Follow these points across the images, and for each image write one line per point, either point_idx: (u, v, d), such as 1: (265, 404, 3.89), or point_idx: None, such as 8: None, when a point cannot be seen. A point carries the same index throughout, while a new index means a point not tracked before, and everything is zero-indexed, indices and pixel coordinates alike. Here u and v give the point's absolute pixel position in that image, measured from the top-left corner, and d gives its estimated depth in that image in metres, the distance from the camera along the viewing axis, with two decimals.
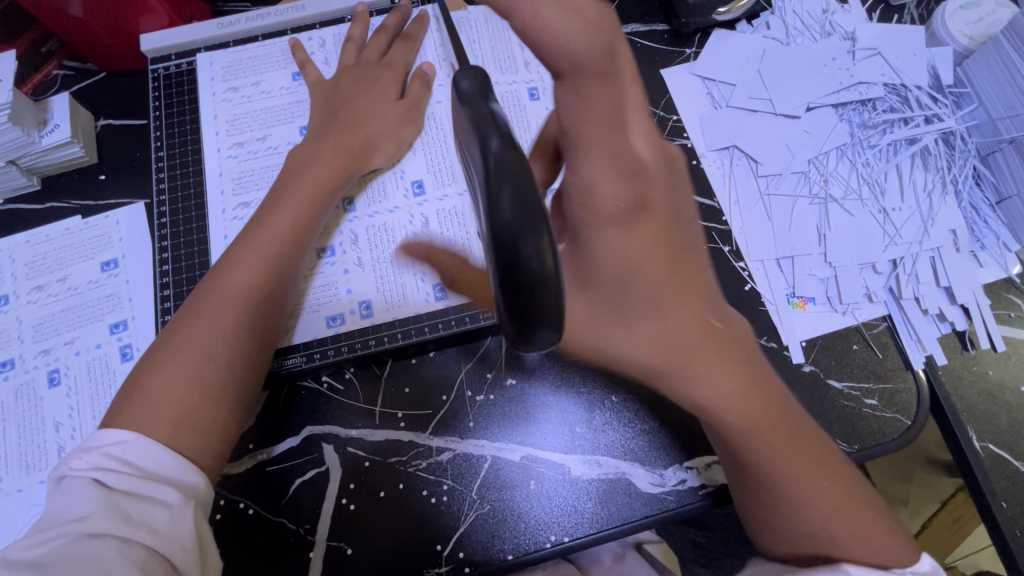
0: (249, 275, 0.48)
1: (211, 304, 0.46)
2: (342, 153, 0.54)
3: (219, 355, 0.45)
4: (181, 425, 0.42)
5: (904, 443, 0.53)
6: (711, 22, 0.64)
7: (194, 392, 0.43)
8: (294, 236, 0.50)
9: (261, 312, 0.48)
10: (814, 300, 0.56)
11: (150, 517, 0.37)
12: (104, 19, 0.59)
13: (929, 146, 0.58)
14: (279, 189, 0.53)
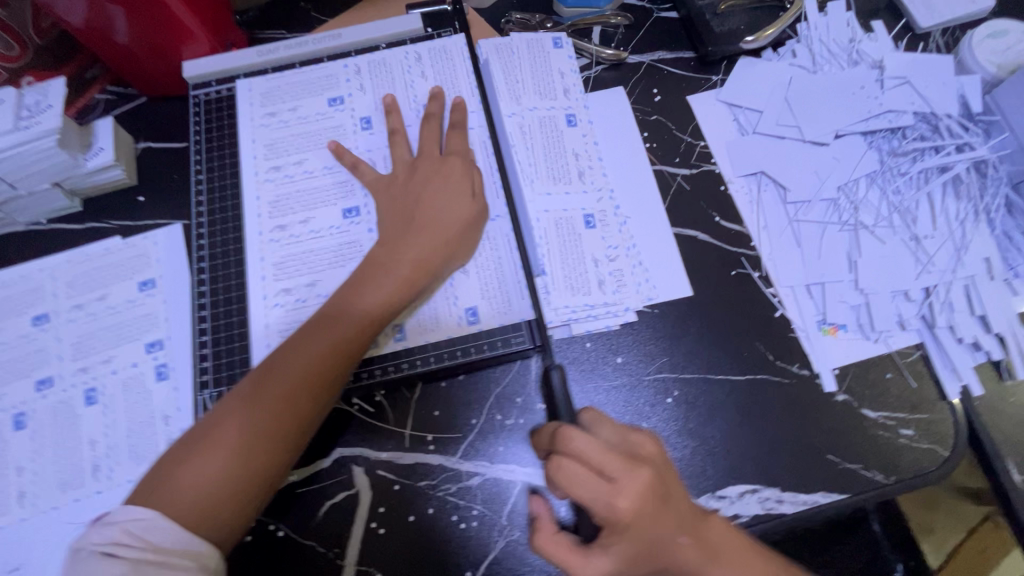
0: (312, 361, 0.48)
1: (269, 386, 0.47)
2: (428, 245, 0.53)
3: (249, 447, 0.45)
4: (208, 511, 0.43)
5: (942, 475, 0.52)
6: (738, 50, 0.65)
7: (233, 471, 0.44)
8: (363, 334, 0.50)
9: (310, 401, 0.47)
10: (846, 327, 0.56)
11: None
12: (148, 46, 0.61)
13: (961, 173, 0.58)
14: (371, 265, 0.53)
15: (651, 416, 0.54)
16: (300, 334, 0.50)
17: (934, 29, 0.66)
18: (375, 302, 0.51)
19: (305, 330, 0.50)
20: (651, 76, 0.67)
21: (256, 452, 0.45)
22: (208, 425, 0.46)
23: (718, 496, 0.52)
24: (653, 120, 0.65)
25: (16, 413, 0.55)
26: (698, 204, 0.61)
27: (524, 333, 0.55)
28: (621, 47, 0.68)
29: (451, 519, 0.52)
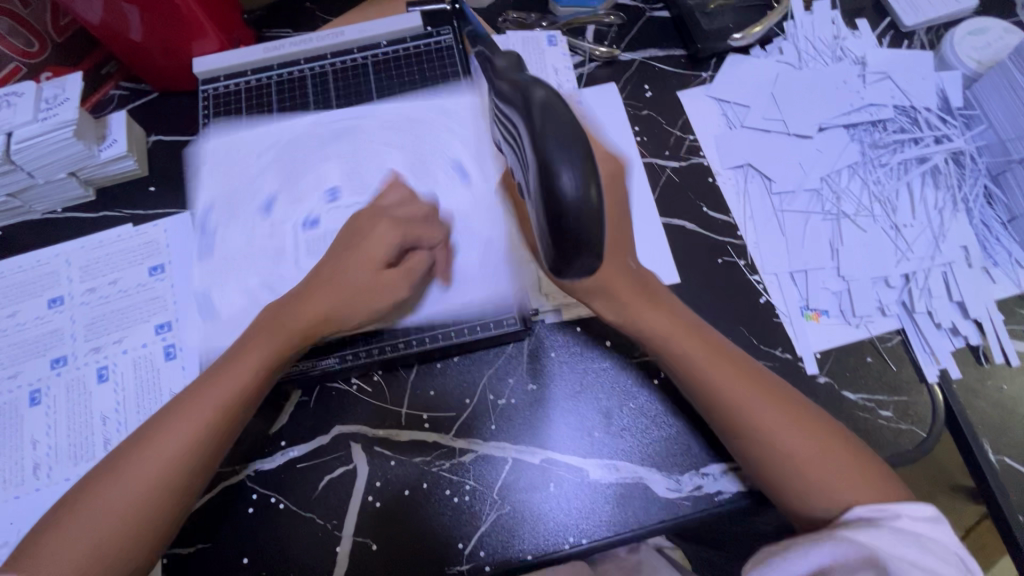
0: (140, 470, 0.46)
1: (116, 482, 0.45)
2: (351, 277, 0.52)
3: (104, 540, 0.44)
4: (102, 551, 0.44)
5: (919, 454, 0.53)
6: (726, 47, 0.68)
7: (68, 568, 0.43)
8: (264, 369, 0.50)
9: (158, 523, 0.46)
10: (828, 312, 0.58)
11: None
12: (160, 43, 0.64)
13: (939, 165, 0.60)
14: (219, 369, 0.50)
15: (638, 397, 0.56)
16: (143, 436, 0.47)
17: (917, 27, 0.68)
18: (191, 433, 0.47)
19: (152, 420, 0.48)
20: (643, 72, 0.69)
21: (102, 545, 0.44)
22: (78, 495, 0.45)
23: (702, 472, 0.54)
24: (644, 115, 0.67)
25: (31, 390, 0.58)
26: (686, 194, 0.63)
27: (516, 315, 0.57)
28: (614, 45, 0.70)
29: (444, 493, 0.54)
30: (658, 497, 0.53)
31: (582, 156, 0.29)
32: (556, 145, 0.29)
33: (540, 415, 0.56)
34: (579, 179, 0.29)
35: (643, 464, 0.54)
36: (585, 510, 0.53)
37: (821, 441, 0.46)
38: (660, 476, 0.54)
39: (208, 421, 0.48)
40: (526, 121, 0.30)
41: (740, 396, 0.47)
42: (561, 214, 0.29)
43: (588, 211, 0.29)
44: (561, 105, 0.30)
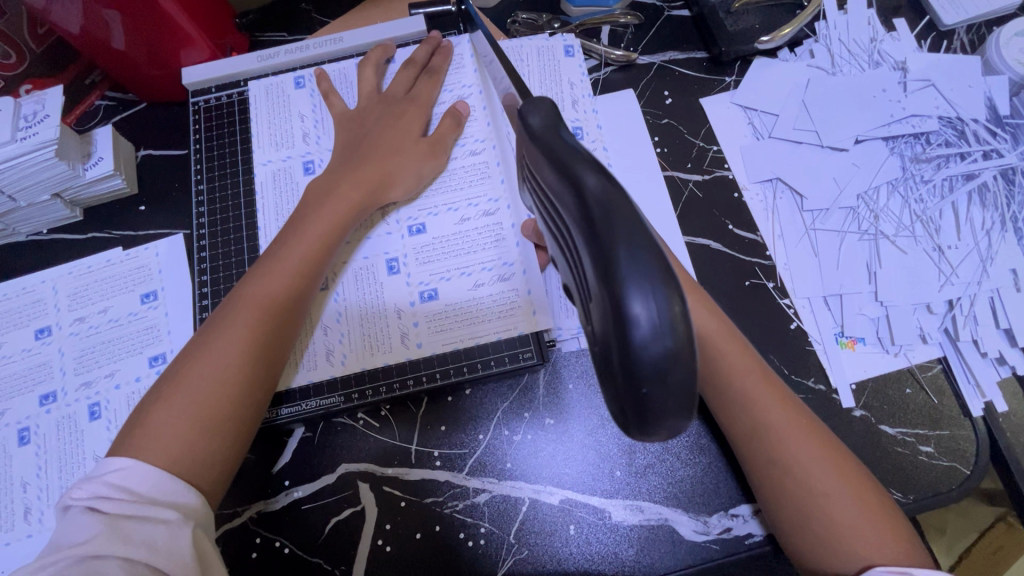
0: (235, 328, 0.46)
1: (216, 339, 0.46)
2: (360, 185, 0.54)
3: (223, 391, 0.44)
4: (182, 458, 0.42)
5: (963, 493, 0.50)
6: (753, 50, 0.63)
7: (189, 435, 0.43)
8: (306, 268, 0.50)
9: (266, 362, 0.47)
10: (864, 340, 0.54)
11: (151, 536, 0.38)
12: (146, 52, 0.60)
13: (988, 182, 0.56)
14: (292, 222, 0.52)
15: None
16: (224, 309, 0.48)
17: (958, 26, 0.63)
18: (283, 279, 0.49)
19: (227, 301, 0.49)
20: (662, 78, 0.65)
21: (216, 408, 0.44)
22: (174, 373, 0.45)
23: (731, 514, 0.51)
24: (664, 124, 0.63)
25: (20, 428, 0.55)
26: (711, 211, 0.59)
27: (532, 348, 0.54)
28: (631, 48, 0.66)
29: (457, 536, 0.51)
30: (685, 540, 0.50)
31: (660, 279, 0.22)
32: (622, 258, 0.23)
33: (558, 450, 0.53)
34: (661, 313, 0.22)
35: (668, 505, 0.51)
36: (608, 554, 0.50)
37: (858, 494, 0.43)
38: (686, 518, 0.51)
39: (297, 243, 0.51)
40: (583, 223, 0.24)
41: (793, 433, 0.44)
42: (633, 358, 0.23)
43: (669, 359, 0.23)
44: (624, 203, 0.24)
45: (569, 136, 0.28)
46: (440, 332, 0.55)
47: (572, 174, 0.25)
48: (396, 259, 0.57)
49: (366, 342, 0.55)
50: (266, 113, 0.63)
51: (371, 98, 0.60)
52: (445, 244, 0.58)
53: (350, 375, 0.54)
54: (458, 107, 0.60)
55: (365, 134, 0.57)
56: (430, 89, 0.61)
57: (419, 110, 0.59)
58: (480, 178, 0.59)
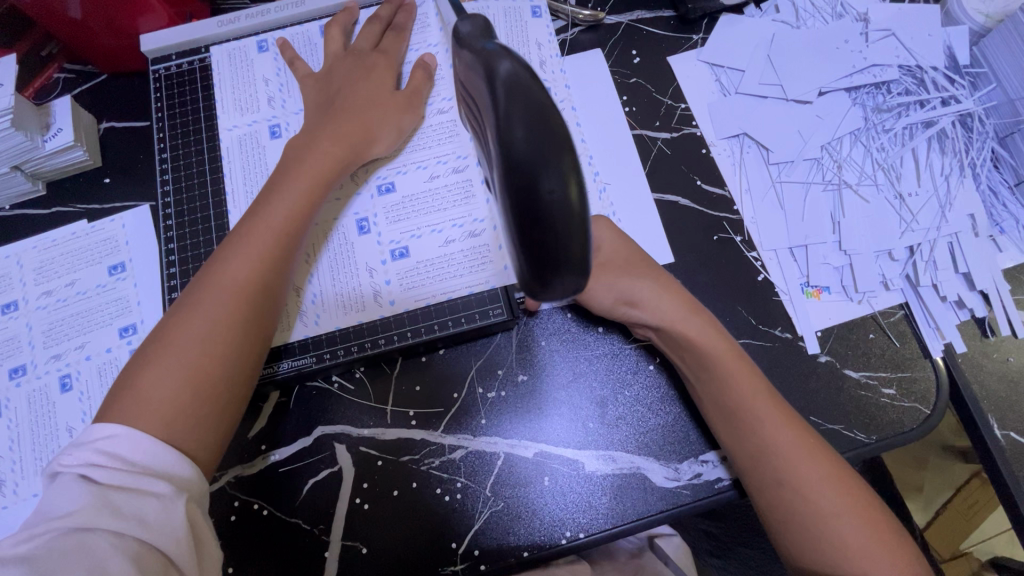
0: (221, 289, 0.46)
1: (202, 302, 0.45)
2: (340, 142, 0.53)
3: (213, 351, 0.44)
4: (174, 421, 0.41)
5: (925, 432, 0.51)
6: (718, 6, 0.63)
7: (180, 397, 0.42)
8: (290, 227, 0.49)
9: (256, 320, 0.46)
10: (829, 289, 0.55)
11: (141, 511, 0.37)
12: (102, 19, 0.58)
13: (946, 128, 0.57)
14: (272, 184, 0.51)
15: (632, 385, 0.54)
16: (207, 271, 0.47)
17: None
18: (268, 239, 0.48)
19: (211, 264, 0.48)
20: (630, 37, 0.64)
21: (207, 369, 0.43)
22: (161, 337, 0.44)
23: (702, 460, 0.52)
24: (632, 83, 0.63)
25: None
26: (679, 167, 0.60)
27: (502, 304, 0.54)
28: (598, 7, 0.65)
29: (435, 492, 0.52)
30: (657, 486, 0.51)
31: (559, 147, 0.26)
32: (523, 130, 0.26)
33: (531, 406, 0.54)
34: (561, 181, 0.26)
35: (640, 453, 0.52)
36: (582, 504, 0.51)
37: (842, 481, 0.46)
38: (658, 466, 0.52)
39: (278, 203, 0.50)
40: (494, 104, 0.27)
41: (804, 455, 0.46)
42: (538, 217, 0.26)
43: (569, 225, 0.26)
44: (530, 83, 0.27)
45: (489, 38, 0.31)
46: (414, 289, 0.55)
47: (488, 64, 0.28)
48: (366, 219, 0.57)
49: (340, 301, 0.55)
50: (230, 77, 0.62)
51: (338, 57, 0.59)
52: (417, 203, 0.58)
53: (323, 335, 0.54)
54: (425, 61, 0.59)
55: (336, 93, 0.56)
56: (399, 45, 0.60)
57: (388, 66, 0.58)
58: (448, 136, 0.59)
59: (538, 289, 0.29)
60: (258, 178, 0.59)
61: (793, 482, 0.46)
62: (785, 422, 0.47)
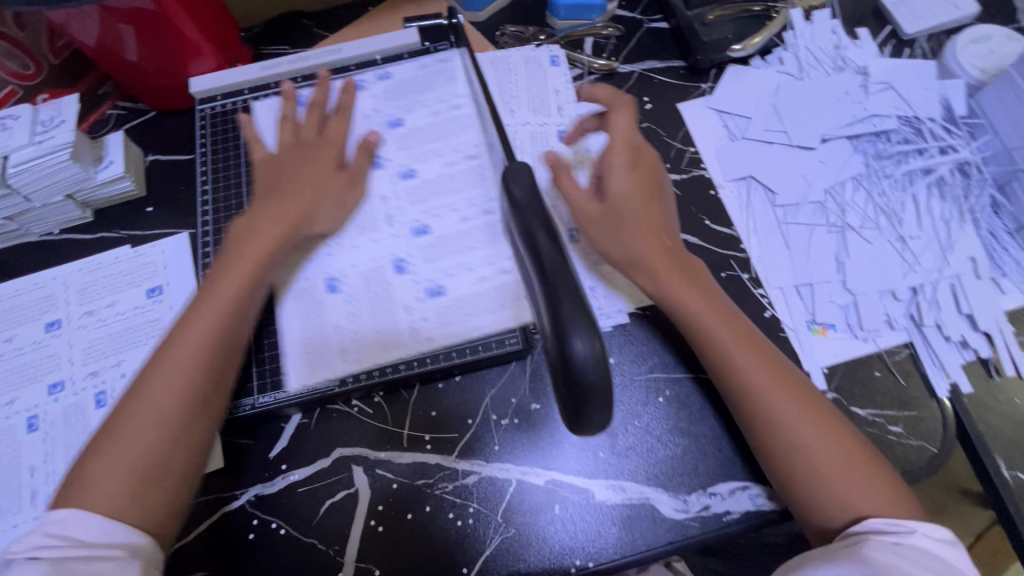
0: (164, 365, 0.49)
1: (154, 383, 0.48)
2: (284, 221, 0.56)
3: (154, 446, 0.46)
4: (127, 507, 0.44)
5: (931, 470, 0.52)
6: (726, 58, 0.67)
7: (127, 486, 0.45)
8: (238, 301, 0.52)
9: (210, 385, 0.49)
10: (834, 326, 0.57)
11: (97, 574, 0.40)
12: (156, 62, 0.64)
13: (944, 176, 0.60)
14: (222, 260, 0.54)
15: (643, 415, 0.55)
16: (170, 342, 0.50)
17: (919, 35, 0.67)
18: (214, 308, 0.51)
19: (172, 336, 0.51)
20: (642, 84, 0.68)
21: (149, 442, 0.46)
22: (110, 425, 0.47)
23: (709, 492, 0.53)
24: (644, 127, 0.66)
25: (29, 416, 0.57)
26: (688, 208, 0.62)
27: (517, 334, 0.57)
28: (613, 57, 0.70)
29: (448, 516, 0.53)
30: (665, 518, 0.52)
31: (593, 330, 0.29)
32: (549, 244, 0.32)
33: (545, 436, 0.56)
34: (589, 344, 0.29)
35: (649, 484, 0.53)
36: (591, 533, 0.52)
37: (839, 439, 0.48)
38: (667, 497, 0.53)
39: (223, 277, 0.53)
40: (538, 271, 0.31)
41: (804, 431, 0.48)
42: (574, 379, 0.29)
43: (596, 368, 0.29)
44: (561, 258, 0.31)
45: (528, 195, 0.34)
46: (447, 323, 0.57)
47: (527, 228, 0.33)
48: (336, 279, 0.59)
49: (315, 362, 0.56)
50: (270, 117, 0.67)
51: (289, 142, 0.62)
52: (385, 270, 0.60)
53: (359, 368, 0.56)
54: (368, 140, 0.63)
55: (290, 169, 0.60)
56: (342, 125, 0.64)
57: (367, 152, 0.63)
58: (468, 173, 0.63)
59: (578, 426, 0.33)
60: None
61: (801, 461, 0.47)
62: (784, 398, 0.49)
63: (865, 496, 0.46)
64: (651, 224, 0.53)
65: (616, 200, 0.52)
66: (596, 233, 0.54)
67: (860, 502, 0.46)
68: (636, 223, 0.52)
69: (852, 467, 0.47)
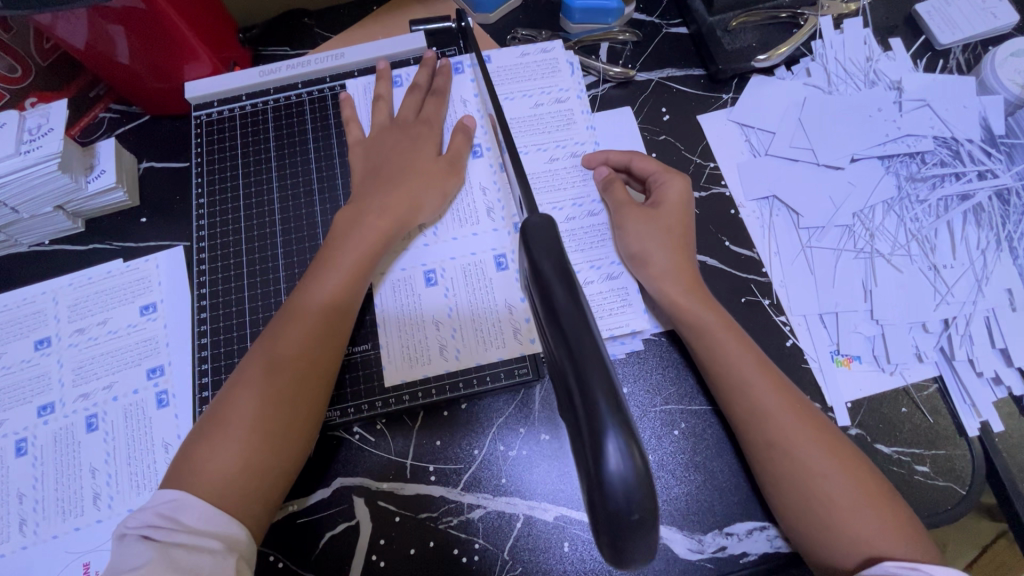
0: (279, 352, 0.49)
1: (255, 372, 0.48)
2: (389, 213, 0.55)
3: (271, 424, 0.46)
4: (229, 492, 0.44)
5: (960, 514, 0.50)
6: (750, 68, 0.63)
7: (233, 469, 0.44)
8: (347, 284, 0.52)
9: (319, 371, 0.49)
10: (860, 358, 0.54)
11: (196, 564, 0.40)
12: (150, 66, 0.60)
13: (983, 203, 0.57)
14: (325, 249, 0.54)
15: (657, 449, 0.53)
16: (272, 327, 0.51)
17: (954, 45, 0.64)
18: (330, 295, 0.51)
19: (278, 320, 0.51)
20: (660, 94, 0.65)
21: (267, 427, 0.46)
22: (219, 411, 0.47)
23: (725, 532, 0.50)
24: (661, 140, 0.63)
25: (17, 439, 0.55)
26: (707, 228, 0.59)
27: (527, 364, 0.55)
28: (630, 64, 0.66)
29: (452, 552, 0.51)
30: (679, 558, 0.50)
31: (627, 425, 0.25)
32: (565, 295, 0.28)
33: (554, 469, 0.53)
34: (626, 457, 0.24)
35: (663, 523, 0.51)
36: (602, 572, 0.50)
37: (859, 477, 0.45)
38: (681, 536, 0.50)
39: (337, 268, 0.52)
40: (557, 337, 0.27)
41: (824, 463, 0.45)
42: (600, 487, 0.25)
43: (637, 501, 0.24)
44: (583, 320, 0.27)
45: (545, 247, 0.31)
46: (477, 344, 0.55)
47: (545, 285, 0.29)
48: (433, 271, 0.58)
49: (406, 353, 0.56)
50: (270, 126, 0.64)
51: (385, 128, 0.60)
52: (486, 264, 0.58)
53: (391, 386, 0.55)
54: (464, 124, 0.61)
55: (384, 161, 0.58)
56: (439, 109, 0.62)
57: (435, 132, 0.60)
58: (473, 188, 0.61)
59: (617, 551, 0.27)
60: (295, 227, 0.60)
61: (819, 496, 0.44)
62: (806, 426, 0.46)
63: (881, 536, 0.43)
64: (679, 242, 0.53)
65: (666, 211, 0.54)
66: (634, 244, 0.54)
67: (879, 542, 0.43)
68: (668, 238, 0.53)
69: (869, 507, 0.44)
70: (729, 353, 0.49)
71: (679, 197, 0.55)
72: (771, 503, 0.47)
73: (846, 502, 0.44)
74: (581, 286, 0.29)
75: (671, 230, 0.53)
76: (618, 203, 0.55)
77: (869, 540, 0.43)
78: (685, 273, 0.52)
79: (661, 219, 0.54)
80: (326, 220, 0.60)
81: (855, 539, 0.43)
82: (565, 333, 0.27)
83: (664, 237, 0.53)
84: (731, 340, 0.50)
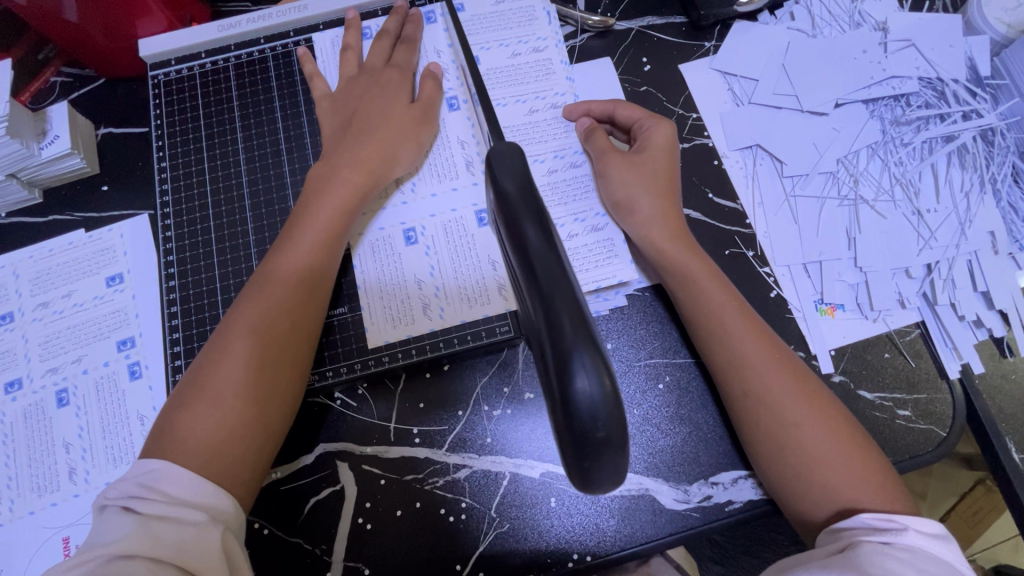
0: (254, 318, 0.47)
1: (232, 338, 0.46)
2: (363, 170, 0.53)
3: (248, 391, 0.45)
4: (209, 460, 0.42)
5: (940, 455, 0.50)
6: (732, 13, 0.61)
7: (215, 436, 0.43)
8: (322, 245, 0.50)
9: (297, 336, 0.48)
10: (844, 306, 0.54)
11: (178, 536, 0.38)
12: (100, 23, 0.57)
13: (967, 143, 0.56)
14: (298, 210, 0.52)
15: (642, 402, 0.53)
16: (245, 293, 0.49)
17: None
18: (305, 258, 0.50)
19: (252, 285, 0.49)
20: (640, 43, 0.62)
21: (247, 394, 0.45)
22: (195, 379, 0.45)
23: (710, 482, 0.51)
24: (642, 91, 0.61)
25: None
26: (690, 179, 0.57)
27: (509, 322, 0.54)
28: (608, 13, 0.64)
29: (439, 513, 0.51)
30: (665, 509, 0.50)
31: (602, 357, 0.24)
32: (538, 233, 0.27)
33: (539, 427, 0.53)
34: (596, 380, 0.23)
35: (649, 475, 0.51)
36: (589, 526, 0.50)
37: (839, 425, 0.45)
38: (667, 487, 0.51)
39: (311, 230, 0.50)
40: (528, 276, 0.26)
41: (805, 412, 0.44)
42: (569, 419, 0.24)
43: (604, 419, 0.23)
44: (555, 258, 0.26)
45: (519, 180, 0.29)
46: (462, 301, 0.54)
47: (515, 222, 0.27)
48: (413, 230, 0.56)
49: (389, 315, 0.54)
50: (234, 84, 0.61)
51: (353, 78, 0.58)
52: (466, 221, 0.56)
53: (374, 348, 0.54)
54: (431, 69, 0.59)
55: (354, 112, 0.55)
56: (410, 58, 0.59)
57: (406, 81, 0.58)
58: (451, 143, 0.59)
59: (582, 476, 0.26)
60: (265, 191, 0.58)
61: (805, 445, 0.44)
62: (788, 374, 0.46)
63: (859, 482, 0.42)
64: (664, 187, 0.52)
65: (650, 155, 0.52)
66: (616, 188, 0.52)
67: (856, 489, 0.42)
68: (650, 184, 0.51)
69: (848, 454, 0.43)
70: (710, 300, 0.48)
71: (664, 142, 0.53)
72: (749, 448, 0.47)
73: (828, 451, 0.43)
74: (554, 224, 0.27)
75: (656, 176, 0.52)
76: (600, 148, 0.54)
77: (847, 486, 0.42)
78: (671, 218, 0.51)
79: (645, 165, 0.52)
80: (296, 181, 0.58)
81: (833, 484, 0.43)
82: (536, 269, 0.25)
83: (648, 182, 0.52)
84: (718, 285, 0.49)
